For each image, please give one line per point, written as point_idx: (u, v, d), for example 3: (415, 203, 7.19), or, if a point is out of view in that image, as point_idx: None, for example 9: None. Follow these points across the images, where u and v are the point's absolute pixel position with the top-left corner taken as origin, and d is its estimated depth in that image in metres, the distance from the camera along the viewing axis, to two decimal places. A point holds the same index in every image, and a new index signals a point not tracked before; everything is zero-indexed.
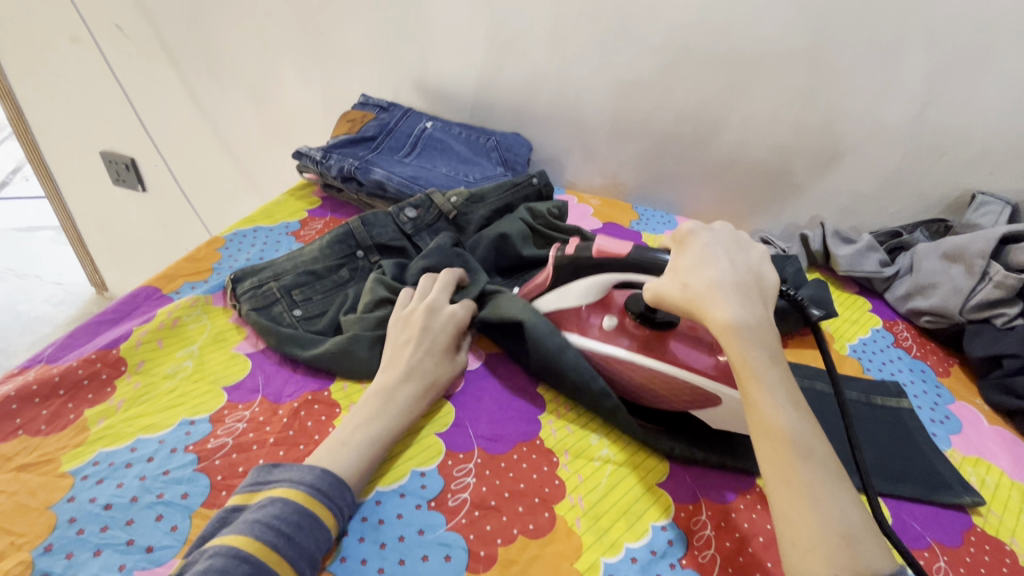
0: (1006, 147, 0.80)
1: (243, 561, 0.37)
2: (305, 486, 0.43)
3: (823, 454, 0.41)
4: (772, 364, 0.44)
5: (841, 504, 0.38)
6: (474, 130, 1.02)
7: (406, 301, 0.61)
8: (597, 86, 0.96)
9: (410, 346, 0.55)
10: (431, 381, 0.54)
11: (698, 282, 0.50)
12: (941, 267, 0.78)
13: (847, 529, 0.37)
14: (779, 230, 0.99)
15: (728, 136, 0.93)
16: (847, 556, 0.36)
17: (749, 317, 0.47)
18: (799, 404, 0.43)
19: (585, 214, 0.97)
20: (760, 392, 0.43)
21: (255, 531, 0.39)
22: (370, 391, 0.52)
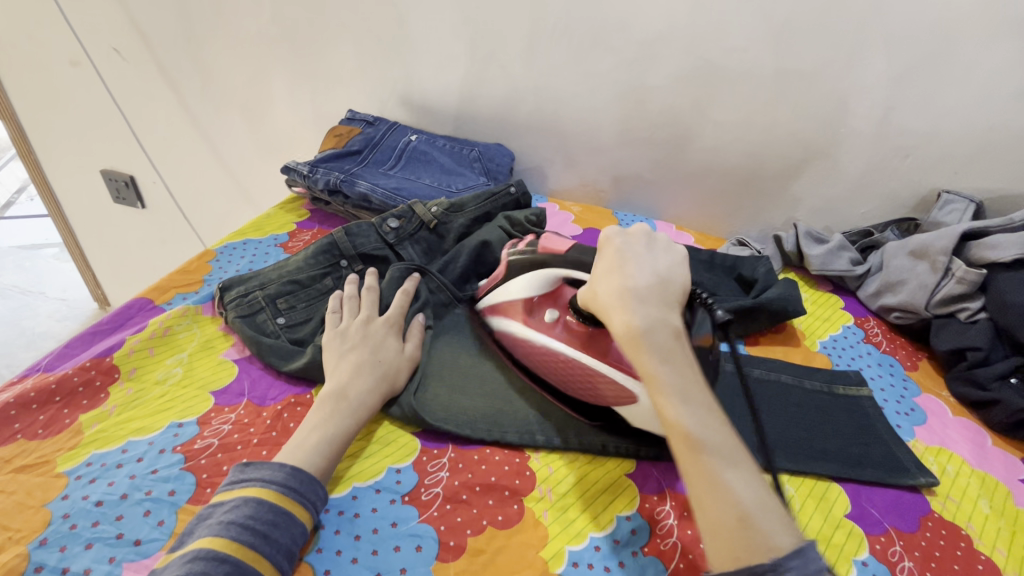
0: (969, 146, 0.83)
1: (223, 560, 0.40)
2: (276, 484, 0.45)
3: (719, 442, 0.42)
4: (662, 364, 0.45)
5: (739, 490, 0.40)
6: (458, 142, 1.06)
7: (339, 320, 0.63)
8: (575, 98, 0.99)
9: (354, 353, 0.58)
10: (385, 372, 0.58)
11: (607, 290, 0.51)
12: (908, 264, 0.80)
13: (743, 512, 0.39)
14: (755, 233, 1.02)
15: (701, 143, 0.96)
16: (743, 538, 0.38)
17: (644, 320, 0.48)
18: (695, 394, 0.45)
19: (566, 221, 1.00)
20: (659, 392, 0.45)
21: (231, 533, 0.41)
22: (322, 394, 0.54)
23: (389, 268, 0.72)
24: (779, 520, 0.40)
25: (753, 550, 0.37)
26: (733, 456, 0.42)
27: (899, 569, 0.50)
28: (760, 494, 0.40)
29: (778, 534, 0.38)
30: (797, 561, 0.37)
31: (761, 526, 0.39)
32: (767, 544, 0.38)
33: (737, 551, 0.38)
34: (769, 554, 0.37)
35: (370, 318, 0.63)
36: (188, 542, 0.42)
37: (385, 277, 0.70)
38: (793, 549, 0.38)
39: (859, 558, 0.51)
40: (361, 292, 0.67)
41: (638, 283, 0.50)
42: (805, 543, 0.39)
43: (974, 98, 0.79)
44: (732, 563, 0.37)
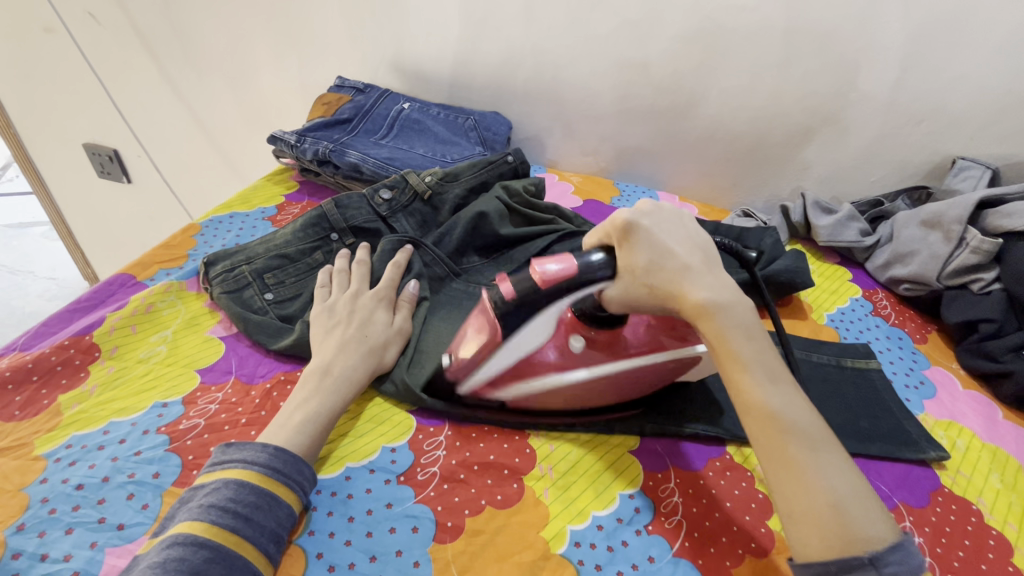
0: (986, 110, 0.79)
1: (203, 546, 0.38)
2: (259, 467, 0.43)
3: (809, 425, 0.40)
4: (746, 342, 0.42)
5: (828, 477, 0.38)
6: (452, 111, 1.02)
7: (326, 295, 0.61)
8: (574, 63, 0.95)
9: (340, 327, 0.56)
10: (372, 347, 0.55)
11: (653, 274, 0.45)
12: (920, 234, 0.77)
13: (835, 500, 0.37)
14: (761, 203, 0.99)
15: (707, 108, 0.91)
16: (838, 525, 0.36)
17: (718, 298, 0.43)
18: (781, 375, 0.42)
19: (565, 192, 0.97)
20: (742, 374, 0.41)
21: (211, 517, 0.39)
22: (307, 370, 0.52)
23: (381, 241, 0.69)
24: (874, 510, 0.37)
25: (850, 542, 0.36)
26: (822, 441, 0.39)
27: None
28: (852, 482, 0.38)
29: (873, 523, 0.37)
30: (894, 555, 0.35)
31: (853, 516, 0.36)
32: (863, 533, 0.36)
33: (829, 540, 0.36)
34: (866, 548, 0.35)
35: (357, 291, 0.60)
36: (167, 528, 0.40)
37: (376, 250, 0.67)
38: (890, 541, 0.36)
39: None
40: (351, 265, 0.64)
41: (695, 261, 0.45)
42: (896, 534, 0.37)
43: (995, 57, 0.75)
44: (823, 553, 0.36)
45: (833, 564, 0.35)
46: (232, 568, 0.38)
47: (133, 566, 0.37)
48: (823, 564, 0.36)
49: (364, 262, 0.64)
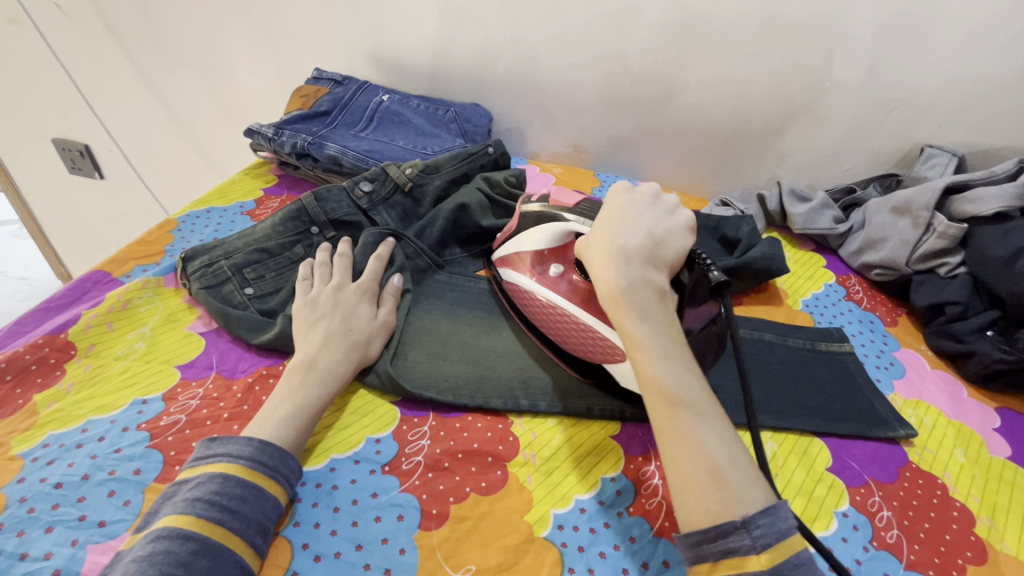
0: (953, 99, 0.81)
1: (189, 538, 0.38)
2: (243, 461, 0.43)
3: (694, 398, 0.43)
4: (642, 324, 0.46)
5: (709, 445, 0.40)
6: (432, 103, 1.02)
7: (309, 288, 0.60)
8: (554, 54, 0.95)
9: (324, 321, 0.56)
10: (357, 341, 0.55)
11: (598, 243, 0.53)
12: (890, 221, 0.79)
13: (714, 466, 0.39)
14: (738, 192, 1.01)
15: (685, 98, 0.92)
16: (716, 489, 0.39)
17: (627, 278, 0.49)
18: (674, 354, 0.45)
19: (546, 183, 0.98)
20: (637, 352, 0.45)
21: (196, 510, 0.39)
22: (292, 364, 0.52)
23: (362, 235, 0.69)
24: (753, 478, 0.40)
25: (722, 506, 0.38)
26: (707, 412, 0.42)
27: (879, 519, 0.51)
28: (731, 451, 0.40)
29: (748, 488, 0.39)
30: (766, 519, 0.37)
31: (730, 481, 0.39)
32: (738, 498, 0.38)
33: (707, 504, 0.38)
34: (739, 511, 0.37)
35: (339, 284, 0.60)
36: (152, 522, 0.40)
37: (358, 244, 0.67)
38: (765, 508, 0.38)
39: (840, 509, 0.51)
40: (333, 259, 0.64)
41: (627, 246, 0.51)
42: (773, 503, 0.38)
43: (961, 47, 0.77)
44: (703, 517, 0.38)
45: (710, 530, 0.38)
46: (218, 561, 0.38)
47: (117, 561, 0.37)
48: (701, 529, 0.38)
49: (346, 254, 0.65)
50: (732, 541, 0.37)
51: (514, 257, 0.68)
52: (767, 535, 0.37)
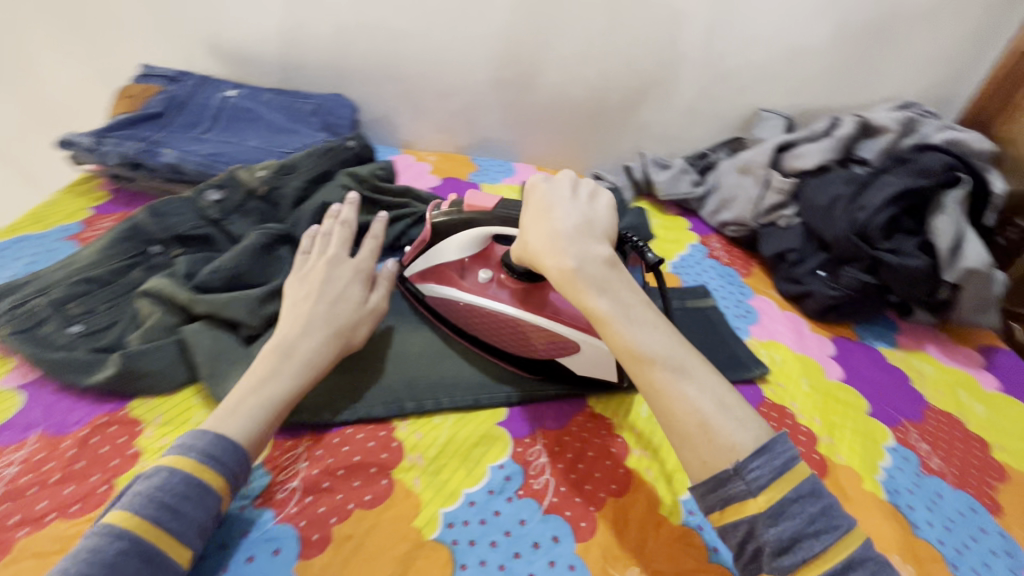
0: (777, 67, 0.90)
1: (120, 536, 0.36)
2: (193, 456, 0.41)
3: (670, 357, 0.43)
4: (600, 298, 0.44)
5: (694, 400, 0.41)
6: (287, 95, 0.94)
7: (302, 262, 0.59)
8: (411, 38, 0.91)
9: (308, 300, 0.54)
10: (339, 327, 0.53)
11: (531, 237, 0.49)
12: (738, 180, 0.87)
13: (701, 419, 0.40)
14: (609, 165, 1.05)
15: (547, 78, 0.94)
16: (707, 440, 0.40)
17: (576, 257, 0.46)
18: (641, 319, 0.44)
19: (422, 172, 0.95)
20: (608, 328, 0.44)
21: (135, 507, 0.38)
22: (268, 346, 0.50)
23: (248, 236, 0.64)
24: (742, 418, 0.41)
25: (718, 454, 0.39)
26: (688, 365, 0.43)
27: None
28: (714, 399, 0.41)
29: (736, 432, 0.40)
30: (758, 461, 0.38)
31: (718, 429, 0.40)
32: (729, 444, 0.39)
33: (703, 457, 0.40)
34: (731, 459, 0.39)
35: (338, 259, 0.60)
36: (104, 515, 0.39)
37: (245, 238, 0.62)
38: (756, 448, 0.39)
39: None
40: (335, 227, 0.64)
41: (562, 226, 0.47)
42: (764, 438, 0.39)
43: (778, 19, 0.85)
44: (703, 469, 0.40)
45: (710, 482, 0.39)
46: (150, 564, 0.36)
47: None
48: (704, 480, 0.40)
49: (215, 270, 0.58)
50: (729, 490, 0.38)
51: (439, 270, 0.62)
52: (762, 477, 0.38)
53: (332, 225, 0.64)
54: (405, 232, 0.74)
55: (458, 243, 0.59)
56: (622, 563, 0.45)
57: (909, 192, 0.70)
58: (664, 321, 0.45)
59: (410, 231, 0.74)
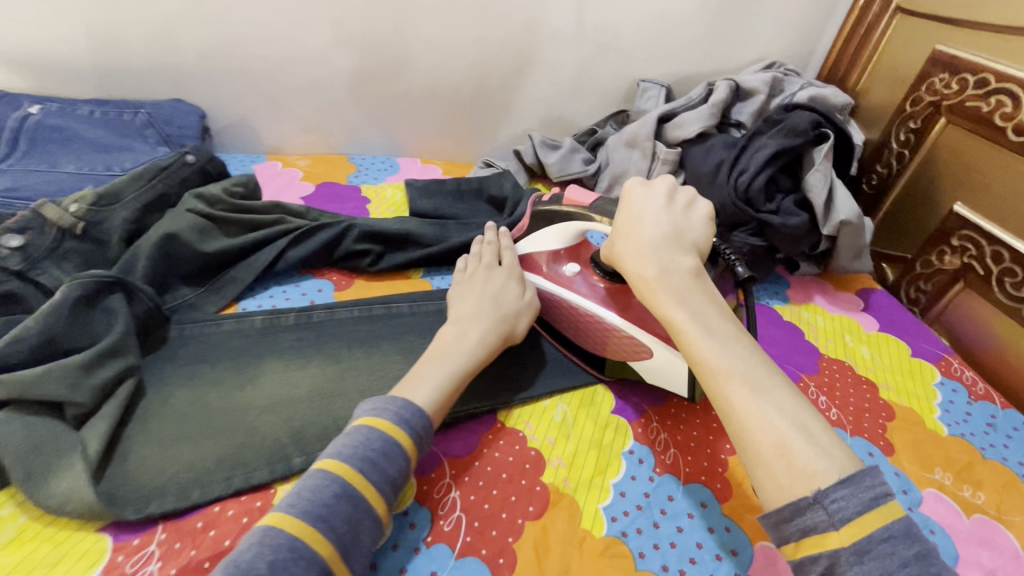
0: (651, 36, 0.89)
1: (333, 480, 0.39)
2: (389, 416, 0.43)
3: (747, 370, 0.39)
4: (679, 306, 0.42)
5: (771, 418, 0.36)
6: (109, 105, 0.79)
7: (459, 267, 0.63)
8: (252, 28, 0.79)
9: (493, 283, 0.58)
10: (501, 317, 0.55)
11: (620, 244, 0.48)
12: (626, 154, 0.85)
13: (780, 439, 0.35)
14: (499, 151, 1.00)
15: (419, 63, 0.86)
16: (784, 464, 0.35)
17: (658, 265, 0.44)
18: (719, 329, 0.41)
19: (291, 180, 0.85)
20: (683, 337, 0.41)
21: (346, 456, 0.40)
22: (444, 331, 0.54)
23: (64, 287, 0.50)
24: (832, 446, 0.35)
25: (797, 479, 0.34)
26: (769, 384, 0.38)
27: (657, 445, 0.54)
28: (798, 420, 0.36)
29: (820, 459, 0.34)
30: (844, 491, 0.33)
31: (799, 451, 0.35)
32: (811, 471, 0.34)
33: (779, 480, 0.35)
34: (814, 485, 0.34)
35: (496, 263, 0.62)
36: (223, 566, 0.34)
37: (60, 291, 0.49)
38: (841, 478, 0.33)
39: (626, 448, 0.53)
40: (477, 248, 0.64)
41: (650, 233, 0.46)
42: (850, 469, 0.34)
43: None
44: (778, 495, 0.35)
45: (787, 509, 0.34)
46: (358, 508, 0.39)
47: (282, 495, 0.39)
48: (779, 510, 0.34)
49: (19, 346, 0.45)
50: (808, 520, 0.33)
51: (530, 258, 0.64)
52: (847, 508, 0.33)
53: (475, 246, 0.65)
54: (281, 254, 0.66)
55: (565, 232, 0.62)
56: None
57: (784, 151, 0.71)
58: (746, 339, 0.41)
59: (288, 252, 0.66)
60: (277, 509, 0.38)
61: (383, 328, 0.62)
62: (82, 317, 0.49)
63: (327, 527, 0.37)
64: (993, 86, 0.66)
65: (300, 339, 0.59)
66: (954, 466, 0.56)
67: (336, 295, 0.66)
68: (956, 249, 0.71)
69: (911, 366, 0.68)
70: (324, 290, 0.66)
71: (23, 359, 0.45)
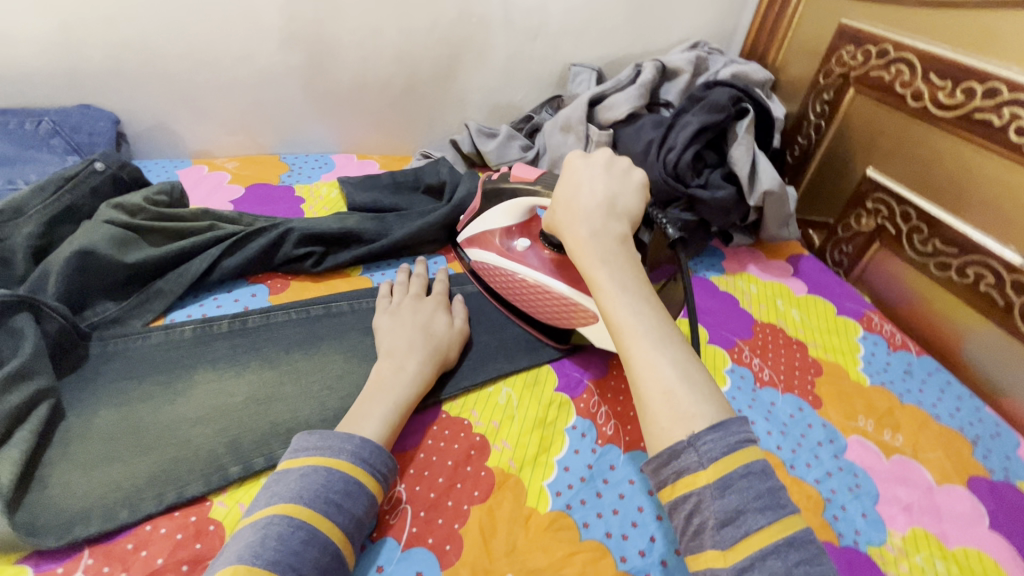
0: (579, 20, 0.89)
1: (299, 528, 0.37)
2: (349, 455, 0.42)
3: (651, 326, 0.39)
4: (600, 263, 0.43)
5: (663, 369, 0.37)
6: (10, 115, 0.74)
7: (388, 295, 0.63)
8: (163, 26, 0.75)
9: (423, 319, 0.58)
10: (436, 347, 0.55)
11: (557, 206, 0.49)
12: (562, 139, 0.86)
13: (668, 387, 0.36)
14: (437, 142, 0.99)
15: (345, 56, 0.84)
16: (669, 409, 0.36)
17: (586, 225, 0.45)
18: (634, 287, 0.42)
19: (219, 184, 0.81)
20: (598, 293, 0.42)
21: (308, 501, 0.39)
22: (377, 366, 0.52)
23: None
24: (713, 398, 0.36)
25: (675, 425, 0.35)
26: (668, 341, 0.39)
27: (599, 418, 0.55)
28: (688, 372, 0.37)
29: (702, 408, 0.35)
30: (713, 436, 0.34)
31: (684, 400, 0.36)
32: (692, 416, 0.35)
33: (662, 422, 0.36)
34: (690, 429, 0.35)
35: (423, 295, 0.63)
36: None
37: None
38: (714, 424, 0.35)
39: (570, 424, 0.54)
40: (410, 281, 0.65)
41: (584, 197, 0.47)
42: (724, 419, 0.35)
43: None
44: (659, 436, 0.36)
45: (663, 451, 0.35)
46: (327, 552, 0.37)
47: (234, 548, 0.36)
48: (659, 451, 0.35)
49: None
50: (682, 463, 0.34)
51: (483, 236, 0.65)
52: (715, 450, 0.34)
53: (407, 279, 0.65)
54: (216, 263, 0.63)
55: (508, 208, 0.62)
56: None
57: (708, 126, 0.73)
58: (658, 301, 0.42)
59: (223, 261, 0.64)
60: (235, 563, 0.35)
61: (323, 328, 0.61)
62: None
63: (297, 574, 0.35)
64: (893, 55, 0.71)
65: (234, 346, 0.57)
66: (875, 413, 0.60)
67: (271, 298, 0.64)
68: (870, 211, 0.76)
69: (836, 324, 0.72)
70: (258, 294, 0.64)
71: None
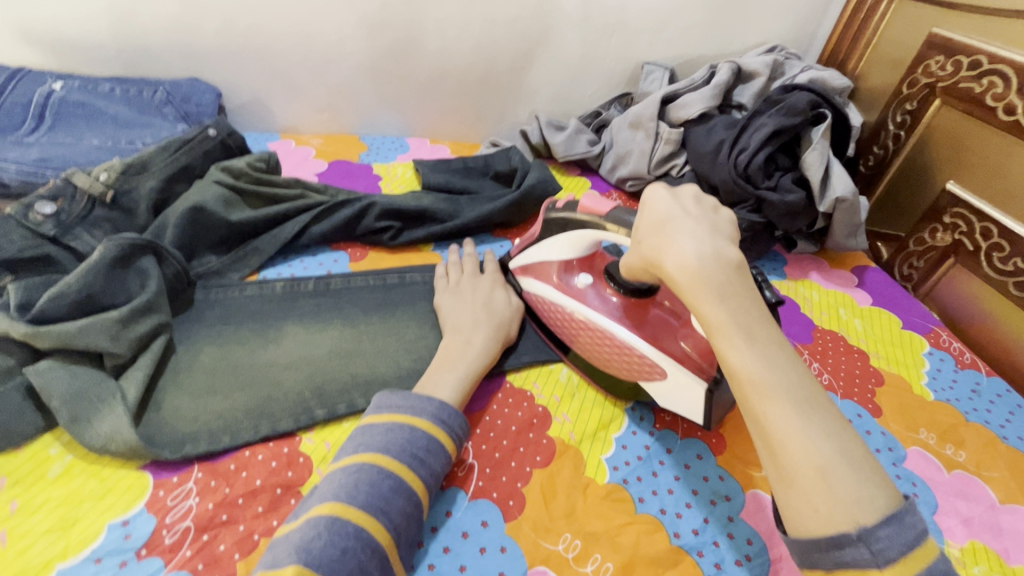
0: (656, 19, 0.90)
1: (387, 476, 0.41)
2: (428, 415, 0.46)
3: (790, 386, 0.34)
4: (718, 306, 0.37)
5: (815, 438, 0.32)
6: (130, 82, 0.82)
7: (444, 273, 0.66)
8: (269, 7, 0.81)
9: (482, 296, 0.61)
10: (500, 321, 0.58)
11: (649, 238, 0.43)
12: (631, 135, 0.87)
13: (821, 463, 0.31)
14: (506, 132, 1.03)
15: (429, 43, 0.88)
16: (825, 490, 0.31)
17: (698, 258, 0.39)
18: (759, 332, 0.36)
19: (305, 157, 0.87)
20: (721, 341, 0.37)
21: (394, 453, 0.43)
22: (449, 335, 0.56)
23: (99, 246, 0.52)
24: (876, 478, 0.31)
25: (835, 511, 0.30)
26: (812, 398, 0.34)
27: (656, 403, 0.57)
28: (841, 442, 0.32)
29: (866, 489, 0.30)
30: (888, 529, 0.29)
31: (842, 481, 0.31)
32: (852, 496, 0.30)
33: (816, 504, 0.31)
34: (856, 519, 0.30)
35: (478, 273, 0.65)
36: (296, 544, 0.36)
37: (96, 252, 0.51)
38: (885, 515, 0.30)
39: (628, 405, 0.56)
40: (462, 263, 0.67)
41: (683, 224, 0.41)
42: (894, 505, 0.30)
43: None
44: (816, 523, 0.31)
45: (822, 539, 0.31)
46: (410, 500, 0.41)
47: (327, 487, 0.41)
48: (814, 535, 0.31)
49: (68, 302, 0.48)
50: (846, 555, 0.30)
51: (542, 267, 0.61)
52: (892, 548, 0.29)
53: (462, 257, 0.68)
54: (305, 229, 0.68)
55: (573, 240, 0.57)
56: (554, 533, 0.45)
57: (782, 130, 0.73)
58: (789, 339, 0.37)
59: (310, 227, 0.69)
60: (331, 500, 0.39)
61: (398, 296, 0.65)
62: (119, 279, 0.52)
63: (385, 517, 0.39)
64: (986, 67, 0.69)
65: (319, 304, 0.62)
66: (939, 427, 0.59)
67: (351, 265, 0.69)
68: (947, 226, 0.74)
69: (902, 337, 0.71)
70: (340, 260, 0.69)
71: (70, 314, 0.49)
